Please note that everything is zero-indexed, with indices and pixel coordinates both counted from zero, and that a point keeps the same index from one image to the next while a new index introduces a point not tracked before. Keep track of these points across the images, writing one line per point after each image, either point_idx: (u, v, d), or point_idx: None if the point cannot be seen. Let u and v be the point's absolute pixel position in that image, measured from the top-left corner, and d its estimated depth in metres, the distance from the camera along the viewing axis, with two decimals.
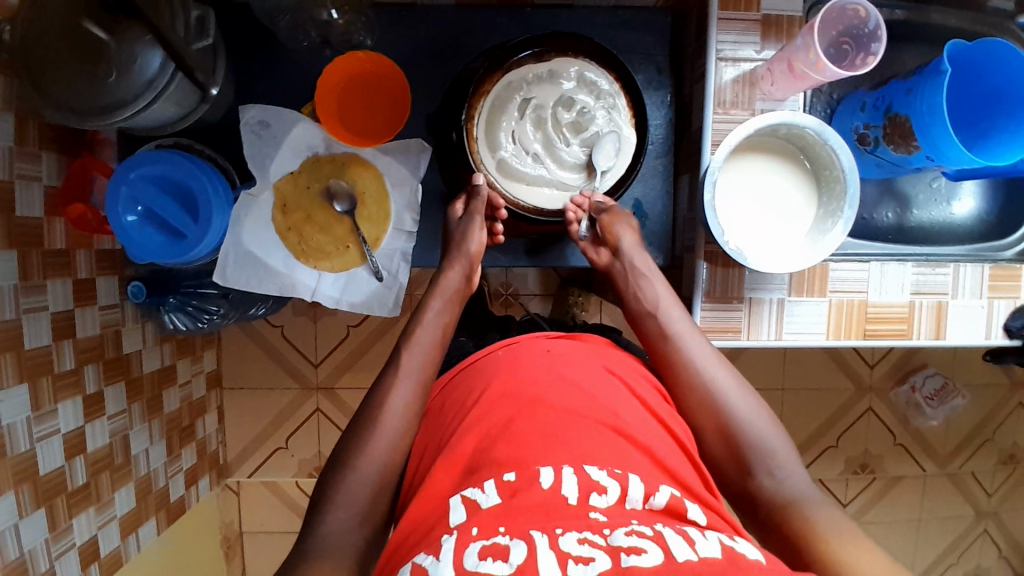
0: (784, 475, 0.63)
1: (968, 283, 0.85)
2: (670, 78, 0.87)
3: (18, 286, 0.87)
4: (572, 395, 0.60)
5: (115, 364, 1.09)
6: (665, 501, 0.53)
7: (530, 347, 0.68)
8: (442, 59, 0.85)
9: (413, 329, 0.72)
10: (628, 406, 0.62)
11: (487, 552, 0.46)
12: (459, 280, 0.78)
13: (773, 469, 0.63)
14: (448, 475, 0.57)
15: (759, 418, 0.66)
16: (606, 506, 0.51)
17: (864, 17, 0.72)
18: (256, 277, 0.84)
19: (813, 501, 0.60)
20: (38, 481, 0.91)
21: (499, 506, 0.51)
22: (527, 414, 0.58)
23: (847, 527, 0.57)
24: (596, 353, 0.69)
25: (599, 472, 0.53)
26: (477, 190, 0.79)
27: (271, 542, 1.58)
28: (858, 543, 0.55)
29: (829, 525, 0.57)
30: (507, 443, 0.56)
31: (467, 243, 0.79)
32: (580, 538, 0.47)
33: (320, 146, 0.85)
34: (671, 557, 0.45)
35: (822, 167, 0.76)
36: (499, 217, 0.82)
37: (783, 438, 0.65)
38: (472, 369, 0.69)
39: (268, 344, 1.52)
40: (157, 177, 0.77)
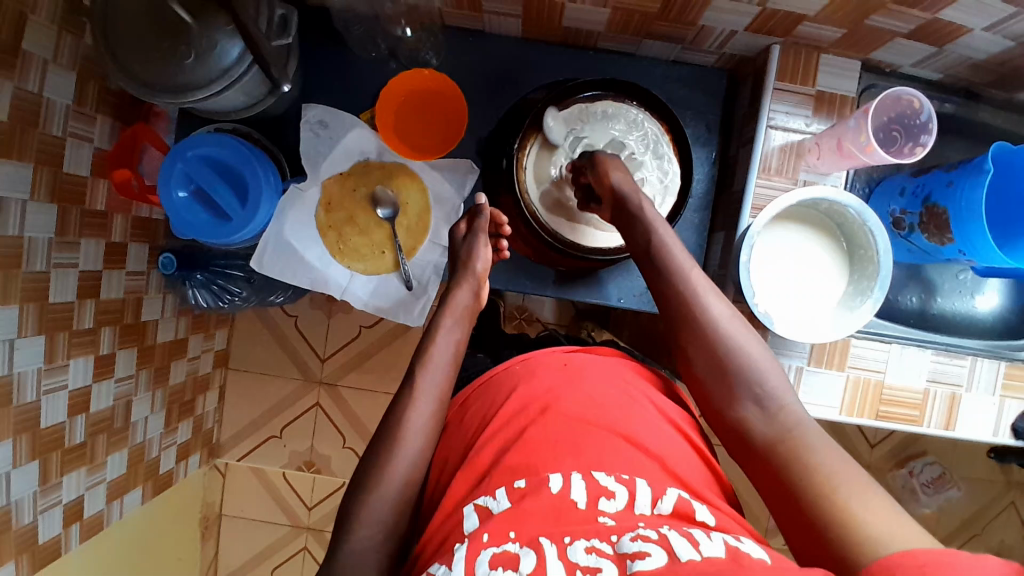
0: (785, 419, 0.62)
1: (983, 378, 0.86)
2: (718, 136, 0.89)
3: (53, 241, 0.89)
4: (583, 407, 0.65)
5: (131, 329, 1.11)
6: (672, 505, 0.57)
7: (546, 359, 0.72)
8: (500, 86, 0.87)
9: (429, 345, 0.74)
10: (641, 415, 0.67)
11: (498, 561, 0.50)
12: (468, 298, 0.80)
13: (764, 401, 0.63)
14: (465, 481, 0.62)
15: (761, 358, 0.66)
16: (614, 511, 0.56)
17: (917, 108, 0.74)
18: (290, 268, 0.86)
19: (808, 437, 0.60)
20: (38, 433, 0.92)
21: (509, 510, 0.56)
22: (540, 424, 0.64)
23: (844, 465, 0.57)
24: (611, 364, 0.73)
25: (607, 479, 0.58)
26: (480, 210, 0.84)
27: (248, 528, 1.58)
28: (853, 483, 0.55)
29: (829, 465, 0.57)
30: (520, 451, 0.61)
31: (475, 261, 0.82)
32: (588, 546, 0.51)
33: (372, 152, 0.87)
34: (674, 558, 0.48)
35: (857, 245, 0.77)
36: (504, 234, 0.86)
37: (781, 374, 0.65)
38: (490, 382, 0.73)
39: (279, 332, 1.54)
40: (212, 158, 0.80)
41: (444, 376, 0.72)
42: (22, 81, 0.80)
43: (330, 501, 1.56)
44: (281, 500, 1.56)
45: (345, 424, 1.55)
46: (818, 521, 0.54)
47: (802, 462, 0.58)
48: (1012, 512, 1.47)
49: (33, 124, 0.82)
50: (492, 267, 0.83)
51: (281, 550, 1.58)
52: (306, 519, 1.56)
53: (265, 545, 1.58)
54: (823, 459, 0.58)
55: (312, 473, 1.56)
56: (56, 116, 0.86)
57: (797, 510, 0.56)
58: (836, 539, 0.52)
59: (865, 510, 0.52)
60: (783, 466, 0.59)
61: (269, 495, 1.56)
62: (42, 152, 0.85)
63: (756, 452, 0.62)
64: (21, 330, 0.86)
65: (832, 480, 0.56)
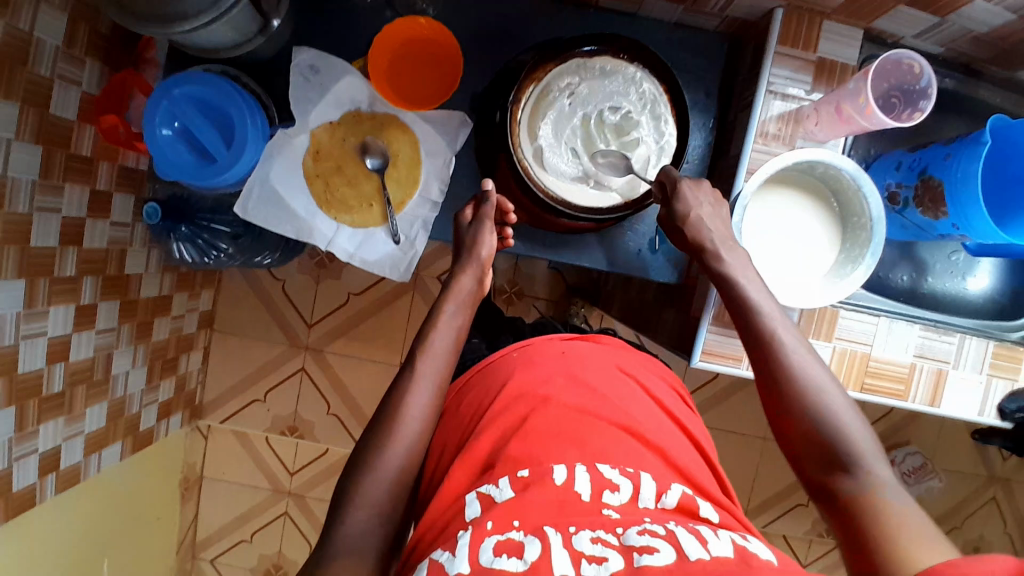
0: (865, 470, 0.59)
1: (971, 357, 0.86)
2: (717, 104, 0.87)
3: (36, 183, 0.87)
4: (585, 398, 0.68)
5: (114, 281, 1.10)
6: (677, 500, 0.59)
7: (545, 348, 0.76)
8: (499, 39, 0.85)
9: (429, 332, 0.75)
10: (638, 404, 0.70)
11: (502, 548, 0.51)
12: (471, 284, 0.81)
13: (853, 465, 0.60)
14: (464, 472, 0.62)
15: (843, 404, 0.64)
16: (618, 504, 0.57)
17: (917, 73, 0.73)
18: (275, 216, 0.84)
19: (897, 505, 0.56)
20: (15, 377, 0.90)
21: (512, 500, 0.56)
22: (541, 413, 0.66)
23: (918, 515, 0.55)
24: (608, 354, 0.77)
25: (611, 472, 0.60)
26: (487, 196, 0.81)
27: (229, 492, 1.57)
28: (924, 531, 0.53)
29: (906, 523, 0.54)
30: (521, 439, 0.63)
31: (479, 247, 0.81)
32: (593, 537, 0.52)
33: (364, 101, 0.85)
34: (683, 557, 0.49)
35: (850, 212, 0.77)
36: (508, 222, 0.84)
37: (873, 443, 0.62)
38: (487, 370, 0.76)
39: (266, 296, 1.52)
40: (201, 98, 0.78)
41: (442, 366, 0.73)
42: (13, 17, 0.78)
43: (312, 467, 1.56)
44: (263, 465, 1.56)
45: (330, 391, 1.54)
46: (879, 555, 0.53)
47: (873, 505, 0.57)
48: (990, 507, 1.49)
49: (22, 63, 0.80)
50: (497, 253, 0.83)
51: (262, 515, 1.58)
52: (287, 484, 1.56)
53: (245, 509, 1.58)
54: (906, 521, 0.55)
55: (295, 438, 1.55)
56: (45, 56, 0.84)
57: (866, 557, 0.54)
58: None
59: (932, 561, 0.50)
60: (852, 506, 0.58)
61: (251, 459, 1.56)
62: (30, 92, 0.82)
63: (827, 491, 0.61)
64: (1, 271, 0.84)
65: (902, 526, 0.54)
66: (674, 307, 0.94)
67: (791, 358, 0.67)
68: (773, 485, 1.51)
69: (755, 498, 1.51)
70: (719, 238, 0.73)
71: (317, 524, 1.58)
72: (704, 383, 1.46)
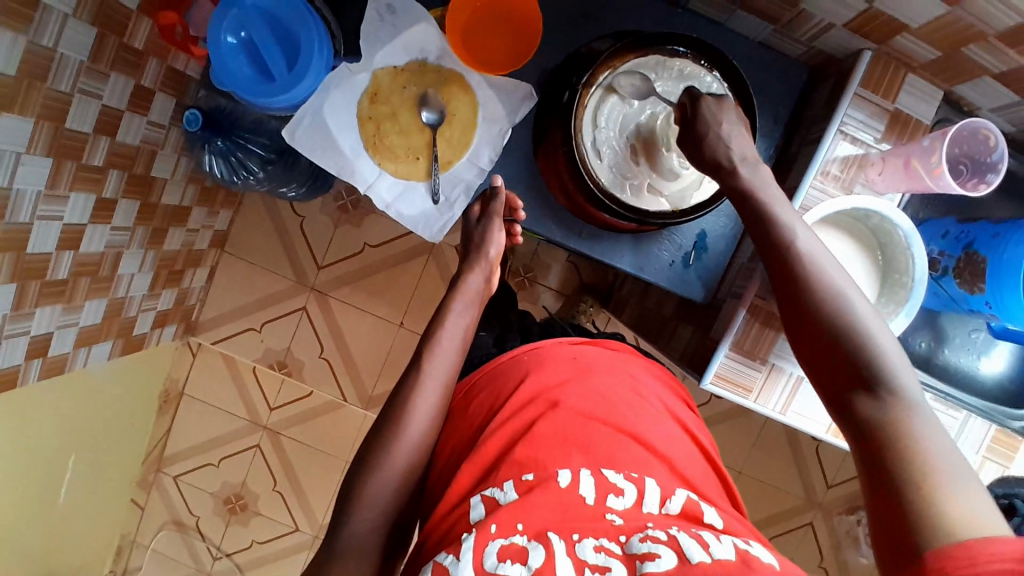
0: (888, 388, 0.56)
1: (971, 437, 0.88)
2: (781, 132, 0.86)
3: (84, 65, 0.84)
4: (593, 404, 0.67)
5: (138, 181, 1.08)
6: (681, 505, 0.60)
7: (555, 351, 0.75)
8: (580, 20, 0.83)
9: (436, 328, 0.74)
10: (647, 413, 0.69)
11: (506, 554, 0.52)
12: (479, 282, 0.81)
13: (878, 384, 0.56)
14: (472, 469, 0.63)
15: (868, 314, 0.60)
16: (621, 508, 0.58)
17: (992, 146, 0.71)
18: (320, 149, 0.83)
19: (918, 427, 0.54)
20: (23, 256, 0.88)
21: (516, 501, 0.57)
22: (549, 417, 0.65)
23: (941, 444, 0.53)
24: (618, 360, 0.76)
25: (616, 477, 0.60)
26: (496, 192, 0.82)
27: (205, 414, 1.57)
28: (949, 461, 0.52)
29: (926, 452, 0.52)
30: (527, 444, 0.62)
31: (488, 246, 0.82)
32: (597, 546, 0.54)
33: (432, 53, 0.84)
34: (685, 560, 0.51)
35: (893, 268, 0.76)
36: (518, 218, 0.85)
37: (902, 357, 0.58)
38: (497, 370, 0.75)
39: (282, 229, 1.51)
40: (271, 14, 0.76)
41: (450, 362, 0.72)
42: None
43: (293, 407, 1.56)
44: (244, 394, 1.56)
45: (326, 335, 1.54)
46: (896, 483, 0.52)
47: (897, 433, 0.54)
48: None
49: None
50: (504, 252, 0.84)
51: (233, 442, 1.58)
52: (265, 418, 1.56)
53: (217, 433, 1.58)
54: (926, 448, 0.52)
55: (281, 374, 1.55)
56: None
57: (882, 484, 0.53)
58: (917, 518, 0.49)
59: (952, 501, 0.49)
60: (875, 434, 0.55)
61: (234, 387, 1.56)
62: None
63: (847, 411, 0.58)
64: (31, 147, 0.81)
65: (923, 457, 0.52)
66: (692, 325, 0.93)
67: (813, 269, 0.62)
68: None
69: None
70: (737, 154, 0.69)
71: (285, 463, 1.58)
72: None
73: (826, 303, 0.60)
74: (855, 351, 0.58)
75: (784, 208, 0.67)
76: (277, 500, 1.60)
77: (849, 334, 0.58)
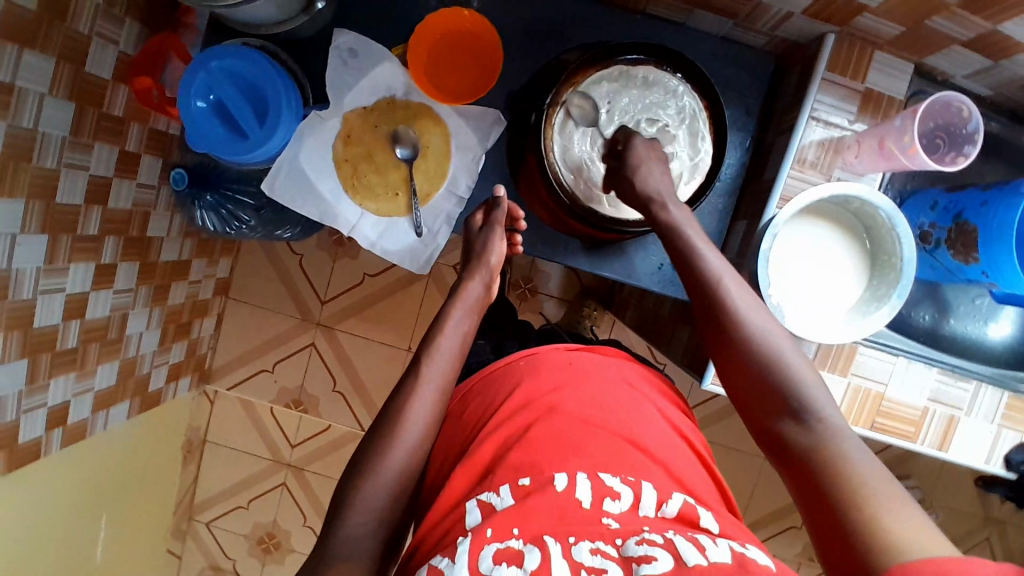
0: (813, 415, 0.60)
1: (984, 406, 0.86)
2: (755, 124, 0.86)
3: (66, 140, 0.87)
4: (589, 410, 0.68)
5: (135, 243, 1.10)
6: (677, 509, 0.60)
7: (551, 356, 0.75)
8: (540, 39, 0.83)
9: (436, 336, 0.75)
10: (644, 417, 0.70)
11: (502, 556, 0.53)
12: (480, 289, 0.82)
13: (805, 414, 0.60)
14: (465, 477, 0.63)
15: (788, 349, 0.64)
16: (618, 512, 0.58)
17: (965, 117, 0.71)
18: (302, 197, 0.84)
19: (848, 451, 0.57)
20: (31, 332, 0.91)
21: (512, 507, 0.57)
22: (546, 421, 0.66)
23: (871, 465, 0.56)
24: (615, 365, 0.77)
25: (613, 480, 0.60)
26: (499, 201, 0.82)
27: (229, 457, 1.59)
28: (881, 481, 0.54)
29: (859, 474, 0.55)
30: (522, 449, 0.63)
31: (489, 254, 0.82)
32: (593, 548, 0.54)
33: (399, 89, 0.85)
34: (680, 563, 0.52)
35: (882, 250, 0.75)
36: (518, 228, 0.85)
37: (823, 389, 0.62)
38: (493, 376, 0.76)
39: (282, 268, 1.53)
40: (237, 74, 0.78)
41: (448, 367, 0.73)
42: None
43: (313, 441, 1.58)
44: (265, 434, 1.58)
45: (337, 367, 1.55)
46: (837, 509, 0.54)
47: (829, 458, 0.57)
48: (985, 547, 1.55)
49: (59, 17, 0.80)
50: (505, 260, 0.84)
51: (259, 482, 1.60)
52: (288, 456, 1.58)
53: (243, 475, 1.60)
54: (861, 472, 0.55)
55: (298, 411, 1.57)
56: (83, 12, 0.84)
57: (825, 509, 0.55)
58: (860, 539, 0.51)
59: (894, 518, 0.51)
60: (805, 458, 0.59)
61: (253, 428, 1.58)
62: (67, 48, 0.83)
63: (780, 440, 0.62)
64: (25, 226, 0.84)
65: (861, 478, 0.55)
66: (689, 324, 0.93)
67: (733, 310, 0.66)
68: (770, 503, 1.51)
69: (750, 516, 1.52)
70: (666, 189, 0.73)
71: (313, 497, 1.60)
72: (707, 398, 1.46)
73: (749, 341, 0.64)
74: (779, 385, 0.62)
75: (709, 245, 0.71)
76: (309, 535, 1.62)
77: (771, 368, 0.63)
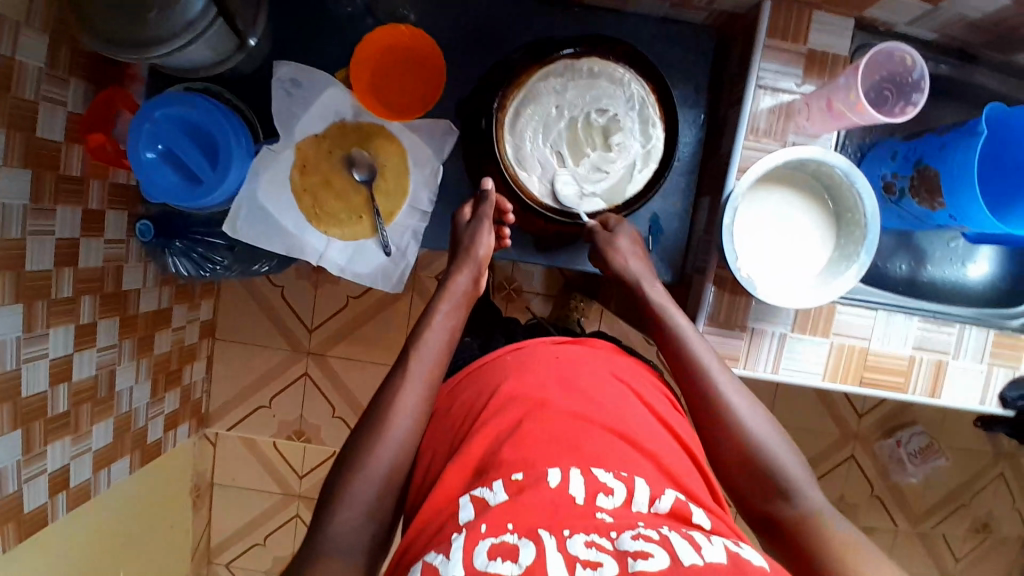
0: (800, 495, 0.65)
1: (970, 347, 0.85)
2: (706, 99, 0.86)
3: (27, 207, 0.86)
4: (577, 402, 0.67)
5: (111, 298, 1.09)
6: (670, 505, 0.60)
7: (538, 351, 0.76)
8: (482, 43, 0.83)
9: (422, 331, 0.74)
10: (631, 410, 0.69)
11: (497, 551, 0.52)
12: (467, 284, 0.79)
13: (792, 495, 0.65)
14: (458, 477, 0.63)
15: (770, 432, 0.69)
16: (611, 507, 0.58)
17: (909, 66, 0.71)
18: (266, 233, 0.83)
19: (833, 524, 0.63)
20: (19, 401, 0.90)
21: (506, 503, 0.57)
22: (535, 416, 0.65)
23: (854, 537, 0.62)
24: (603, 359, 0.77)
25: (606, 476, 0.60)
26: (485, 196, 0.79)
27: (239, 497, 1.59)
28: (866, 553, 0.60)
29: (847, 544, 0.61)
30: (514, 447, 0.62)
31: (477, 248, 0.80)
32: (588, 541, 0.53)
33: (348, 113, 0.84)
34: (677, 561, 0.51)
35: (845, 208, 0.75)
36: (507, 221, 0.83)
37: (804, 469, 0.67)
38: (480, 372, 0.76)
39: (266, 302, 1.52)
40: (182, 119, 0.77)
41: (434, 362, 0.72)
42: None
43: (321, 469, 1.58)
44: (272, 470, 1.57)
45: (334, 393, 1.55)
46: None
47: (820, 535, 0.62)
48: (998, 482, 1.57)
49: (3, 86, 0.79)
50: (493, 254, 0.82)
51: (272, 518, 1.60)
52: (298, 487, 1.58)
53: (256, 512, 1.60)
54: (845, 543, 0.61)
55: (302, 442, 1.57)
56: (28, 79, 0.83)
57: None
58: None
59: None
60: (798, 537, 0.63)
61: (259, 465, 1.57)
62: (15, 117, 0.81)
63: (772, 523, 0.65)
64: None
65: (848, 549, 0.60)
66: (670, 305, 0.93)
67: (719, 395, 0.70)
68: None
69: None
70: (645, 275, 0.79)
71: None
72: None
73: (735, 425, 0.69)
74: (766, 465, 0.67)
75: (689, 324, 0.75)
76: None
77: (758, 450, 0.67)
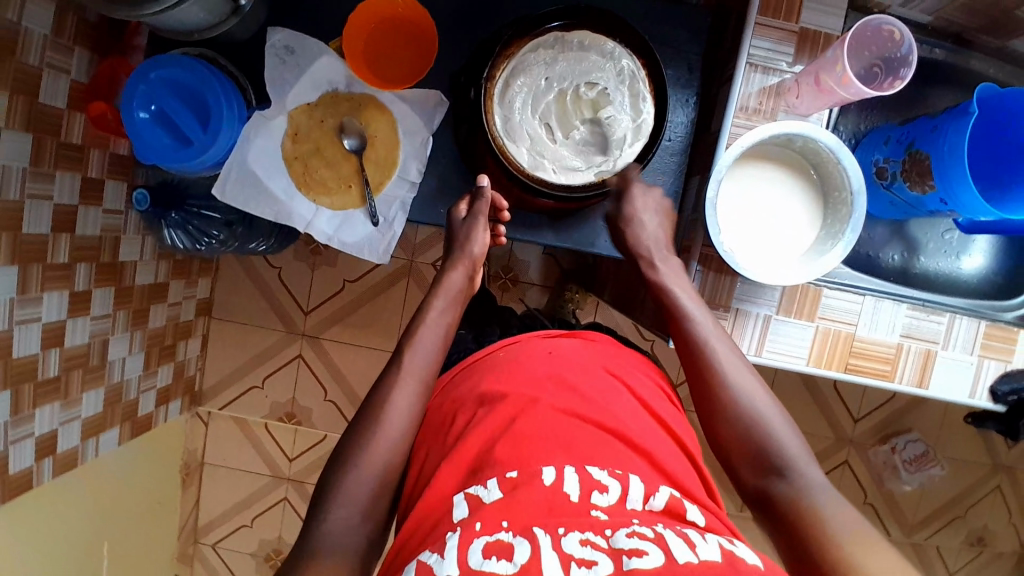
0: (795, 473, 0.62)
1: (961, 338, 0.84)
2: (699, 80, 0.86)
3: (27, 170, 0.87)
4: (570, 399, 0.66)
5: (108, 268, 1.10)
6: (665, 502, 0.59)
7: (534, 347, 0.75)
8: (476, 17, 0.84)
9: (418, 326, 0.76)
10: (625, 407, 0.69)
11: (491, 550, 0.52)
12: (462, 280, 0.81)
13: (787, 473, 0.62)
14: (453, 474, 0.62)
15: (769, 410, 0.68)
16: (606, 504, 0.57)
17: (897, 40, 0.71)
18: (255, 199, 0.84)
19: (827, 505, 0.59)
20: (10, 362, 0.91)
21: (500, 500, 0.57)
22: (528, 414, 0.64)
23: (847, 518, 0.57)
24: (599, 356, 0.76)
25: (601, 473, 0.59)
26: (482, 191, 0.81)
27: (228, 478, 1.59)
28: (859, 536, 0.55)
29: (835, 525, 0.57)
30: (509, 442, 0.61)
31: (472, 244, 0.81)
32: (582, 539, 0.53)
33: (341, 82, 0.85)
34: (671, 559, 0.50)
35: (832, 186, 0.75)
36: (502, 220, 0.85)
37: (805, 451, 0.65)
38: (476, 367, 0.75)
39: (264, 283, 1.53)
40: (176, 81, 0.78)
41: (428, 361, 0.73)
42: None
43: (311, 453, 1.58)
44: (263, 451, 1.58)
45: (327, 377, 1.55)
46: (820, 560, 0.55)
47: (809, 511, 0.59)
48: (995, 494, 1.54)
49: (8, 50, 0.80)
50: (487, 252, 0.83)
51: (260, 501, 1.60)
52: (287, 470, 1.58)
53: (245, 494, 1.60)
54: (836, 528, 0.56)
55: (293, 424, 1.57)
56: (33, 44, 0.84)
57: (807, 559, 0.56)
58: None
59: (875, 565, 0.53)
60: (786, 513, 0.60)
61: (251, 446, 1.58)
62: (19, 81, 0.82)
63: (764, 500, 0.63)
64: None
65: (836, 530, 0.56)
66: None
67: (720, 370, 0.70)
68: None
69: None
70: (655, 247, 0.81)
71: None
72: None
73: (732, 400, 0.68)
74: (761, 442, 0.65)
75: (696, 304, 0.76)
76: None
77: (754, 427, 0.66)
